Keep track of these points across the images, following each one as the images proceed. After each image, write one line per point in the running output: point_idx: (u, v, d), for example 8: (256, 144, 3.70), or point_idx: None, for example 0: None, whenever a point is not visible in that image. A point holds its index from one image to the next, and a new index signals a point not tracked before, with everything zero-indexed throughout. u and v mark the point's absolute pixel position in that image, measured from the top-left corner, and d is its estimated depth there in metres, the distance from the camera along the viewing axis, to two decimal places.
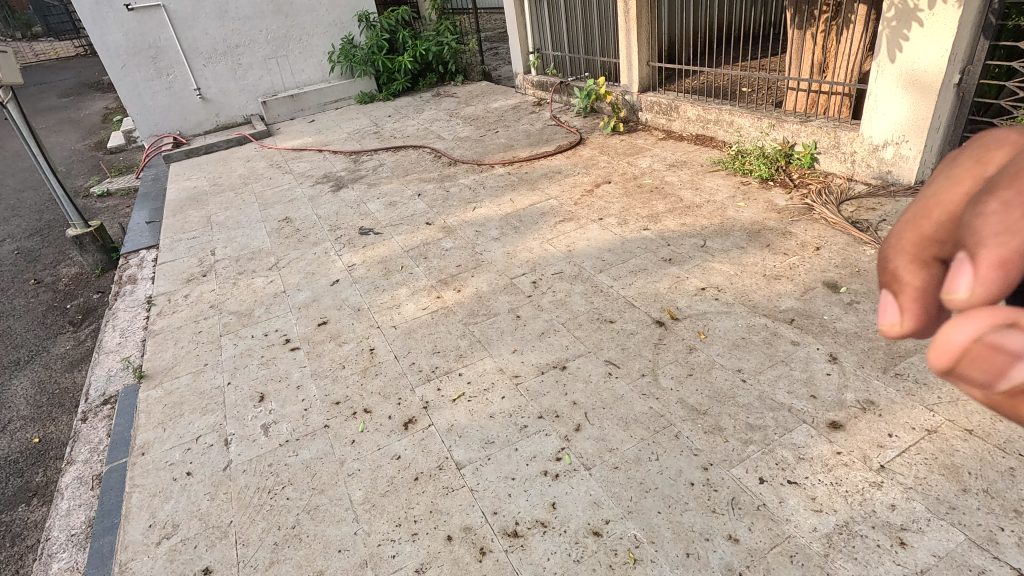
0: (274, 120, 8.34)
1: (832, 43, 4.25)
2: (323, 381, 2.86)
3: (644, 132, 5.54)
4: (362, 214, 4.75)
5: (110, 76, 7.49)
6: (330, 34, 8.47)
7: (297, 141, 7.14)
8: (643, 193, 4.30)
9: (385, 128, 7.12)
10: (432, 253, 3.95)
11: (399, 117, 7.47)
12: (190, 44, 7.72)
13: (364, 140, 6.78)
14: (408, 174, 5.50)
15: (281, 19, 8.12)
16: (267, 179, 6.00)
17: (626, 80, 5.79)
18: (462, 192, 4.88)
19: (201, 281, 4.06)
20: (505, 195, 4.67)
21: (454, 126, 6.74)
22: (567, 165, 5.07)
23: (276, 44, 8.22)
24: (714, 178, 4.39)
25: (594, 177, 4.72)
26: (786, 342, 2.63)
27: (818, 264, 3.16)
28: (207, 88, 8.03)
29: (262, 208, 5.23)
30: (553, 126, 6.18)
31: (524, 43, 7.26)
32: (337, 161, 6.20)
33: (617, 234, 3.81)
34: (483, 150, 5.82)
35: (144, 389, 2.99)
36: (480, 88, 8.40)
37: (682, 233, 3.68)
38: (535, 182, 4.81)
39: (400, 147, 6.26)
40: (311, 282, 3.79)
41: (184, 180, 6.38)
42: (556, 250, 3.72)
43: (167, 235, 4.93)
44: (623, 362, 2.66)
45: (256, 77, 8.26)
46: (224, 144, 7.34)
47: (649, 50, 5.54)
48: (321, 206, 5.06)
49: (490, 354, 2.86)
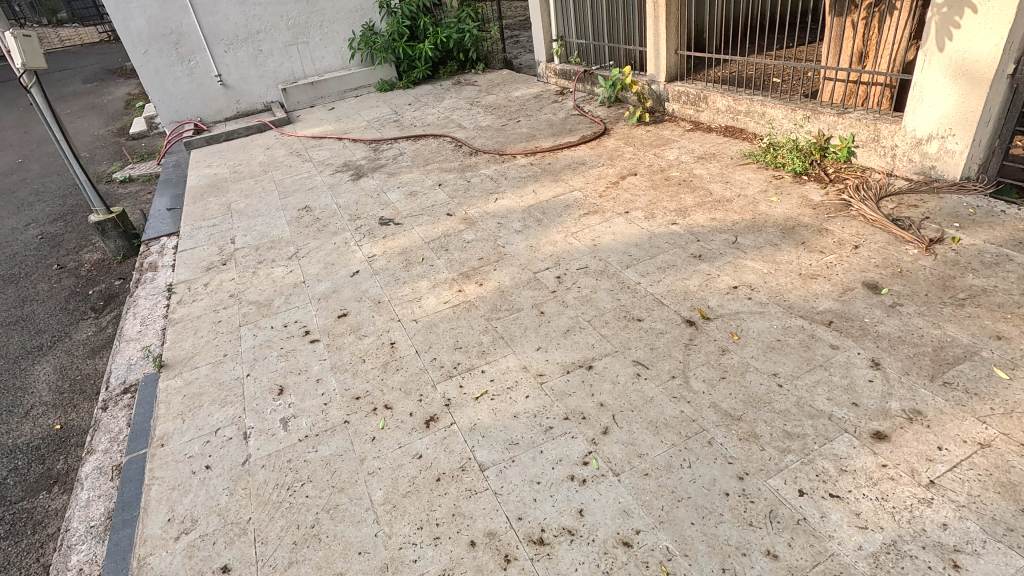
0: (294, 107, 8.31)
1: (873, 32, 4.06)
2: (343, 375, 2.80)
3: (671, 123, 5.39)
4: (382, 204, 4.68)
5: (133, 62, 7.50)
6: (351, 20, 8.38)
7: (316, 128, 7.09)
8: (670, 186, 4.17)
9: (405, 117, 7.04)
10: (453, 244, 3.88)
11: (419, 106, 7.38)
12: (211, 30, 7.69)
13: (384, 128, 6.70)
14: (428, 164, 5.42)
15: (302, 5, 8.05)
16: (286, 167, 5.96)
17: (653, 69, 5.63)
18: (483, 182, 4.79)
19: (221, 270, 4.03)
20: (527, 187, 4.56)
21: (475, 114, 6.63)
22: (591, 156, 4.95)
23: (297, 30, 8.16)
24: (745, 171, 4.24)
25: (619, 169, 4.60)
26: (824, 345, 2.51)
27: (857, 263, 3.02)
28: (228, 74, 8.01)
29: (282, 196, 5.19)
30: (576, 116, 6.04)
31: (547, 31, 7.12)
32: (356, 150, 6.14)
33: (643, 228, 3.69)
34: (504, 140, 5.71)
35: (164, 379, 2.97)
36: (501, 76, 8.26)
37: (712, 229, 3.56)
38: (558, 174, 4.70)
39: (421, 136, 6.18)
40: (331, 273, 3.74)
41: (204, 166, 6.38)
42: (581, 244, 3.61)
43: (188, 222, 4.92)
44: (652, 363, 2.57)
45: (276, 63, 8.21)
46: (244, 131, 7.33)
47: (678, 37, 5.37)
48: (341, 195, 5.01)
49: (513, 351, 2.78)
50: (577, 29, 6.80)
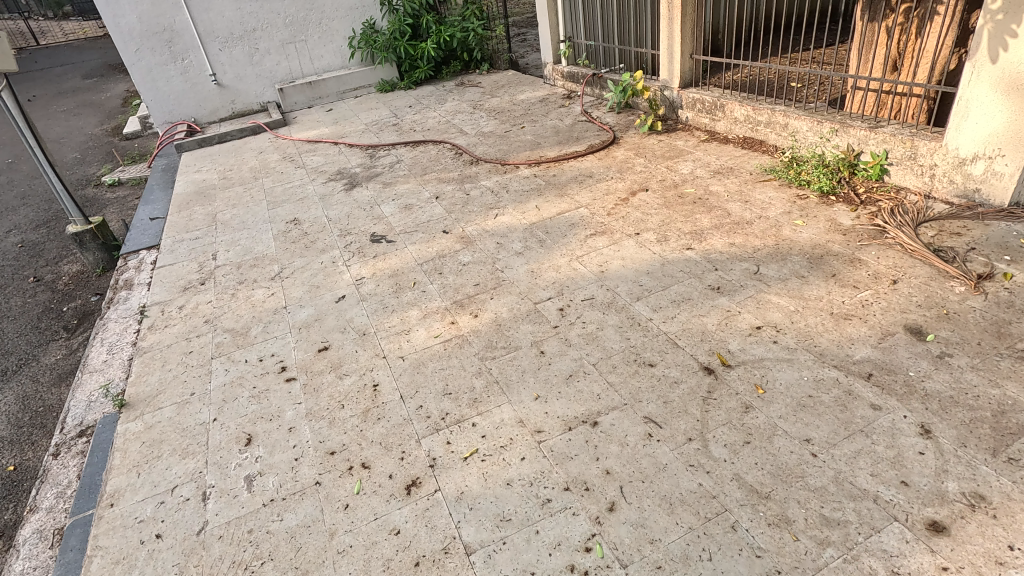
0: (291, 108, 8.02)
1: (910, 38, 3.71)
2: (318, 423, 2.51)
3: (685, 132, 5.06)
4: (374, 218, 4.39)
5: (124, 60, 7.23)
6: (350, 18, 8.07)
7: (312, 132, 6.79)
8: (685, 205, 3.85)
9: (405, 120, 6.73)
10: (448, 267, 3.58)
11: (420, 108, 7.07)
12: (206, 27, 7.41)
13: (382, 133, 6.40)
14: (426, 173, 5.12)
15: (300, 2, 7.75)
16: (278, 173, 5.68)
17: (666, 74, 5.29)
18: (483, 195, 4.48)
19: (198, 291, 3.75)
20: (530, 201, 4.25)
21: (477, 118, 6.32)
22: (599, 168, 4.63)
23: (295, 28, 7.87)
24: (765, 189, 3.91)
25: (629, 183, 4.29)
26: (864, 405, 2.19)
27: (896, 301, 2.69)
28: (223, 73, 7.73)
29: (270, 207, 4.91)
30: (584, 123, 5.72)
31: (554, 31, 6.79)
32: (352, 156, 5.85)
33: (655, 253, 3.38)
34: (507, 148, 5.40)
35: (123, 422, 2.69)
36: (506, 77, 7.93)
37: (731, 256, 3.23)
38: (563, 187, 4.38)
39: (420, 142, 5.88)
40: (315, 297, 3.45)
41: (194, 172, 6.10)
42: (586, 271, 3.30)
43: (170, 235, 4.65)
44: (666, 421, 2.26)
45: (273, 62, 7.93)
46: (238, 133, 7.05)
47: (695, 41, 5.03)
48: (332, 207, 4.72)
49: (509, 399, 2.47)
50: (586, 29, 6.46)
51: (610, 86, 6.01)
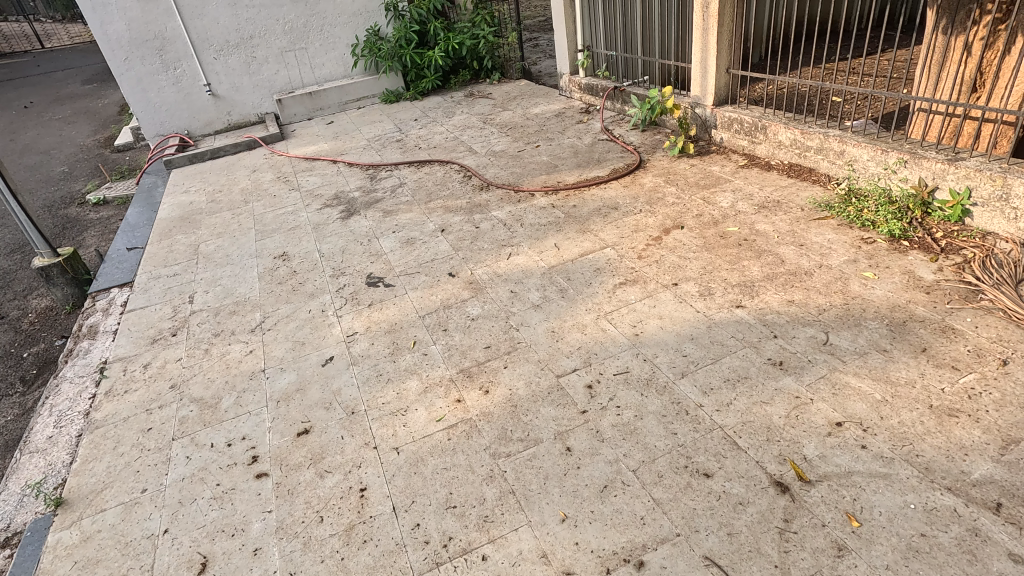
0: (290, 120, 7.56)
1: (993, 57, 3.20)
2: (290, 545, 2.02)
3: (720, 155, 4.53)
4: (372, 255, 3.91)
5: (113, 69, 6.81)
6: (353, 24, 7.61)
7: (311, 148, 6.34)
8: (729, 248, 3.33)
9: (409, 135, 6.25)
10: (454, 321, 3.08)
11: (426, 122, 6.59)
12: (199, 34, 6.97)
13: (385, 150, 5.92)
14: (431, 199, 4.63)
15: (300, 7, 7.29)
16: (270, 196, 5.20)
17: (698, 90, 4.77)
18: (495, 229, 3.98)
19: (168, 344, 3.27)
20: (549, 238, 3.75)
21: (488, 135, 5.82)
22: (625, 198, 4.12)
23: (295, 35, 7.41)
24: (822, 229, 3.38)
25: (660, 219, 3.76)
26: (999, 555, 1.66)
27: (1012, 392, 2.16)
28: (218, 83, 7.29)
29: (259, 237, 4.44)
30: (605, 142, 5.21)
31: (572, 40, 6.29)
32: (352, 177, 5.37)
33: (698, 312, 2.86)
34: (521, 171, 4.90)
35: (56, 530, 2.22)
36: (518, 88, 7.43)
37: (792, 318, 2.71)
38: (586, 221, 3.87)
39: (425, 161, 5.39)
40: (299, 358, 2.96)
41: (181, 192, 5.64)
42: (618, 333, 2.79)
43: (146, 269, 4.18)
44: (733, 566, 1.74)
45: (272, 71, 7.48)
46: (232, 148, 6.60)
47: (732, 53, 4.50)
48: (327, 238, 4.24)
49: (528, 520, 1.97)
50: (606, 38, 5.96)
51: (634, 101, 5.50)
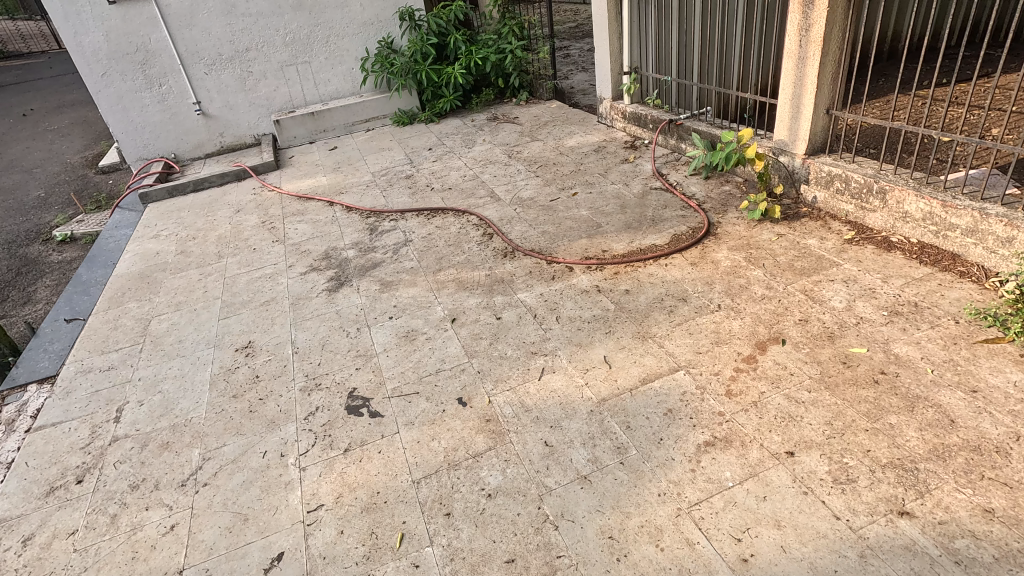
0: (289, 143, 6.67)
1: None
2: None
3: (815, 221, 3.50)
4: (359, 355, 2.97)
5: (89, 85, 6.00)
6: (364, 35, 6.77)
7: (307, 183, 5.45)
8: (860, 387, 2.31)
9: (421, 171, 5.33)
10: (461, 496, 2.11)
11: (442, 153, 5.67)
12: (188, 47, 6.14)
13: (392, 190, 5.00)
14: (441, 266, 3.69)
15: (303, 16, 6.44)
16: (249, 250, 4.31)
17: (784, 133, 3.73)
18: (521, 323, 3.02)
19: (65, 500, 2.36)
20: (595, 346, 2.77)
21: (514, 176, 4.87)
22: (694, 283, 3.11)
23: (297, 48, 6.56)
24: (997, 360, 2.34)
25: (748, 324, 2.76)
26: None
27: None
28: (209, 101, 6.46)
29: (224, 314, 3.53)
30: (659, 192, 4.21)
31: (616, 60, 5.34)
32: (349, 225, 4.46)
33: (838, 518, 1.85)
34: (554, 230, 3.93)
35: None
36: (549, 112, 6.48)
37: (1003, 552, 1.68)
38: (644, 320, 2.89)
39: (437, 209, 4.46)
40: (234, 554, 2.03)
41: (150, 237, 4.78)
42: (713, 554, 1.80)
43: (76, 358, 3.30)
44: None
45: (272, 88, 6.64)
46: (218, 179, 5.74)
47: (834, 89, 3.45)
48: (306, 322, 3.32)
49: None
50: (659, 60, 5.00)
51: (695, 140, 4.49)
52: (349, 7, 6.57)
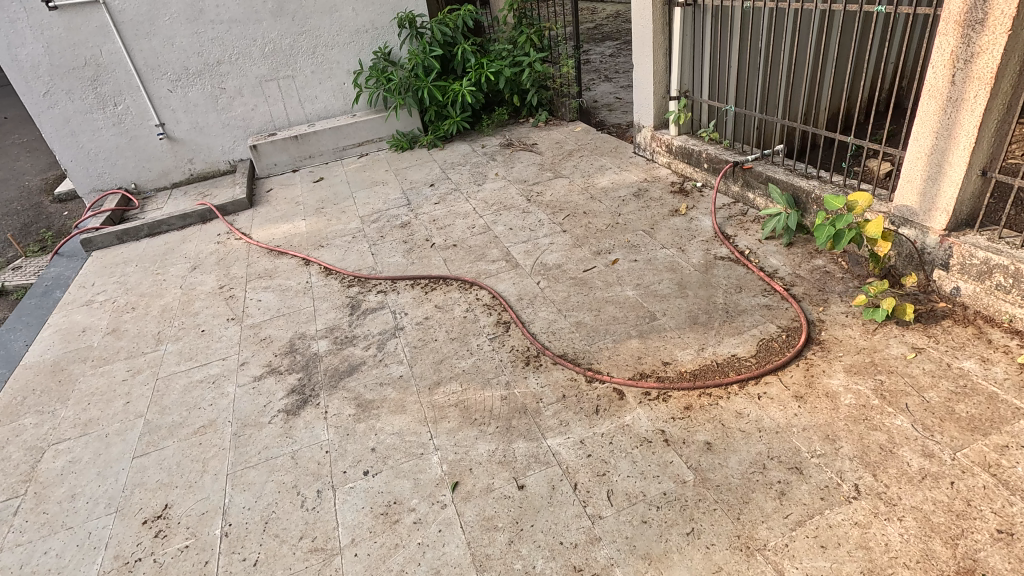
0: (268, 171, 5.71)
1: None
2: None
3: (964, 329, 2.49)
4: (316, 547, 2.01)
5: (29, 106, 5.06)
6: (357, 45, 5.81)
7: (283, 229, 4.51)
8: None
9: (420, 217, 4.37)
10: None
11: (446, 192, 4.70)
12: (147, 60, 5.21)
13: (383, 245, 4.05)
14: (440, 376, 2.72)
15: (284, 23, 5.50)
16: (195, 331, 3.37)
17: (911, 198, 2.71)
18: (555, 500, 2.05)
19: None
20: (671, 563, 1.80)
21: (535, 231, 3.90)
22: (806, 437, 2.13)
23: (278, 60, 5.62)
24: None
25: (913, 535, 1.76)
26: None
27: None
28: (175, 123, 5.52)
29: (142, 446, 2.59)
30: (727, 265, 3.22)
31: (661, 82, 4.37)
32: (326, 298, 3.51)
33: None
34: (591, 320, 2.96)
35: None
36: (574, 139, 5.50)
37: None
38: (741, 512, 1.91)
39: (438, 279, 3.49)
40: None
41: (82, 304, 3.85)
42: None
43: None
44: None
45: (248, 107, 5.70)
46: (178, 221, 4.81)
47: (994, 145, 2.43)
48: (248, 471, 2.36)
49: None
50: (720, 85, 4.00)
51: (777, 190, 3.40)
52: (338, 12, 5.62)
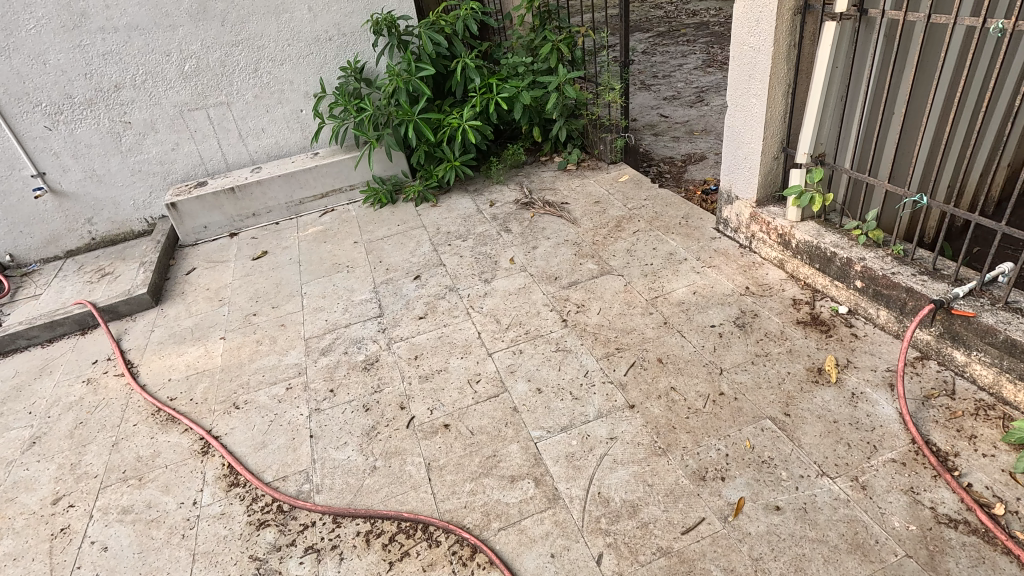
0: (195, 237, 4.15)
1: None
2: None
3: None
4: None
5: None
6: (318, 59, 4.19)
7: (189, 359, 2.97)
8: None
9: (396, 348, 2.82)
10: None
11: (438, 295, 3.15)
12: (8, 86, 3.63)
13: (330, 410, 2.51)
14: None
15: (210, 31, 3.88)
16: None
17: None
18: None
19: None
20: None
21: (579, 401, 2.34)
22: None
23: (205, 82, 4.01)
24: None
25: None
26: None
27: None
28: (61, 172, 3.96)
29: None
30: (972, 548, 1.66)
31: (774, 132, 2.76)
32: (216, 555, 1.98)
33: None
34: None
35: None
36: (620, 195, 3.89)
37: None
38: None
39: (414, 523, 1.97)
40: None
41: None
42: None
43: None
44: None
45: (166, 147, 4.12)
46: (47, 331, 3.28)
47: None
48: None
49: None
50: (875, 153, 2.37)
51: None
52: (289, 13, 3.99)
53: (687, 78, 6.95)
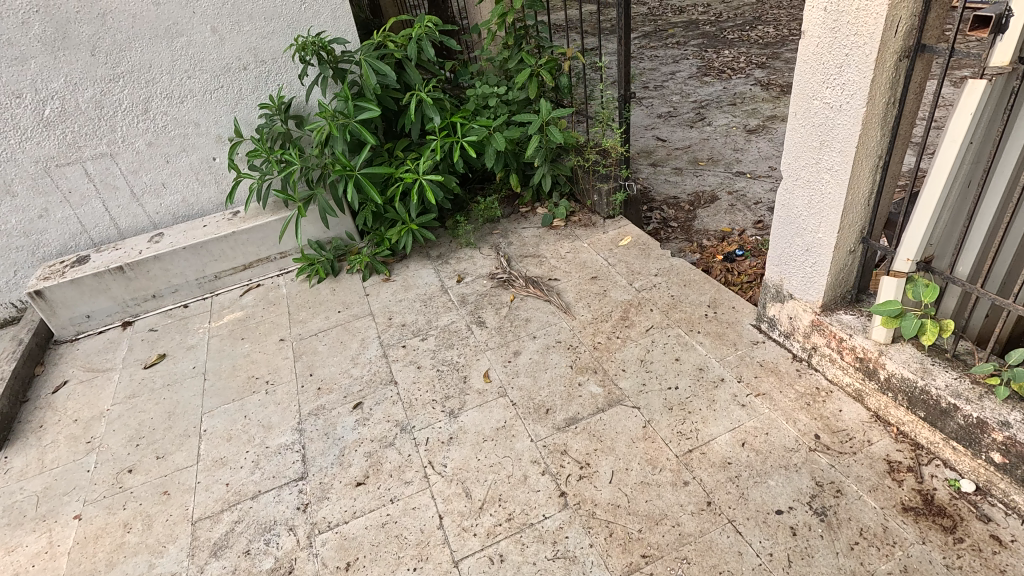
0: (73, 331, 3.20)
1: None
2: None
3: None
4: None
5: None
6: (230, 94, 3.24)
7: (20, 562, 2.04)
8: None
9: (320, 544, 1.94)
10: None
11: (384, 441, 2.27)
12: None
13: None
14: None
15: (76, 63, 2.91)
16: None
17: None
18: None
19: None
20: None
21: None
22: None
23: (75, 129, 3.04)
24: None
25: None
26: None
27: None
28: None
29: None
30: None
31: (852, 221, 1.94)
32: None
33: None
34: None
35: None
36: (623, 268, 3.03)
37: None
38: None
39: None
40: None
41: None
42: None
43: None
44: None
45: (30, 215, 3.14)
46: None
47: None
48: None
49: None
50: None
51: None
52: (186, 37, 3.03)
53: (681, 90, 6.12)
